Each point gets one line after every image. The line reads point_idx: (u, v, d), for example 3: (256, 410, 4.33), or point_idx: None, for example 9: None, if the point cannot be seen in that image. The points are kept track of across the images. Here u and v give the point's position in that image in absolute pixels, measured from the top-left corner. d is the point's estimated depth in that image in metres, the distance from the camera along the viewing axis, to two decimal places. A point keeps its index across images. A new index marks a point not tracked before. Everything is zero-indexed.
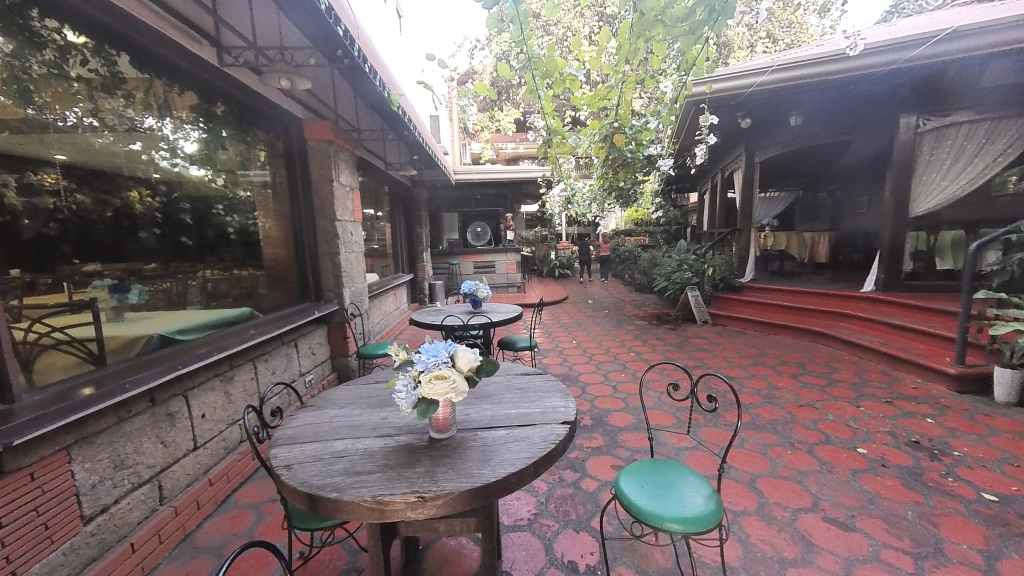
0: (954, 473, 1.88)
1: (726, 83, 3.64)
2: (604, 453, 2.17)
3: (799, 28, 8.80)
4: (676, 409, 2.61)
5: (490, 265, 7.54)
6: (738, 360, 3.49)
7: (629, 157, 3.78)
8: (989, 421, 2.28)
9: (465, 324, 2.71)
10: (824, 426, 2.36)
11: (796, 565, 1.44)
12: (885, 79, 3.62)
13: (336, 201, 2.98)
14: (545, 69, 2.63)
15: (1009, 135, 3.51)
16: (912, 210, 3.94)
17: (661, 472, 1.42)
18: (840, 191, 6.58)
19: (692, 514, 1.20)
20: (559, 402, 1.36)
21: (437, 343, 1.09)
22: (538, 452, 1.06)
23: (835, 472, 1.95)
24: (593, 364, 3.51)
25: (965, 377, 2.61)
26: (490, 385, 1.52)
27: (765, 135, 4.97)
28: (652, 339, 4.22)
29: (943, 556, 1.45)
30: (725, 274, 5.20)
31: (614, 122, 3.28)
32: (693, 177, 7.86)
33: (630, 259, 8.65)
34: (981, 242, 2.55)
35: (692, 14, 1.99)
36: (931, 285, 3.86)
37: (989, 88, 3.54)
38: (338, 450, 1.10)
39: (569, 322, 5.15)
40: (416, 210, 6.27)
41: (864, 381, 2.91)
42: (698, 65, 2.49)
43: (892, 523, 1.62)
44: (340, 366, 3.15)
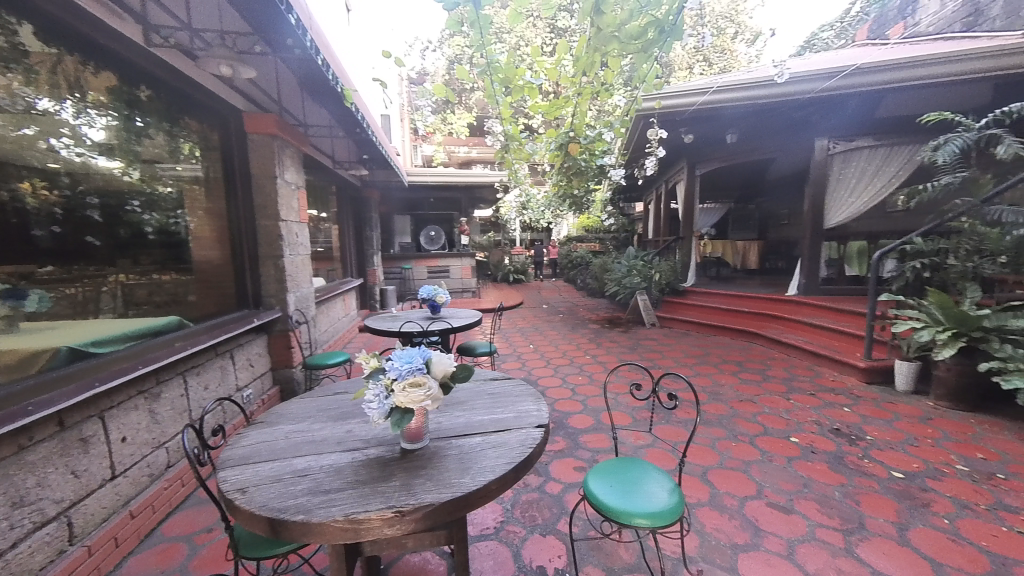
0: (869, 455, 2.13)
1: (673, 100, 3.86)
2: (567, 455, 2.20)
3: (731, 55, 9.62)
4: (633, 409, 2.71)
5: (445, 270, 7.41)
6: (686, 360, 3.72)
7: (583, 165, 3.91)
8: (894, 408, 2.62)
9: (424, 331, 2.62)
10: (763, 419, 2.58)
11: (746, 550, 1.55)
12: (803, 104, 4.08)
13: (280, 200, 2.76)
14: (503, 75, 2.65)
15: (900, 159, 4.07)
16: (827, 222, 4.42)
17: (627, 470, 1.47)
18: (766, 204, 7.28)
19: (658, 508, 1.25)
20: (532, 406, 1.35)
21: (410, 348, 1.04)
22: (517, 457, 1.04)
23: (774, 460, 2.13)
24: (552, 368, 3.55)
25: (874, 370, 2.98)
26: (460, 392, 1.48)
27: (706, 150, 5.33)
28: (607, 341, 4.37)
29: (865, 530, 1.63)
30: (671, 279, 5.52)
31: (569, 131, 3.40)
32: (640, 187, 8.30)
33: (582, 264, 8.92)
34: (883, 251, 2.93)
35: (644, 33, 2.15)
36: (844, 289, 4.36)
37: (886, 119, 4.09)
38: (300, 469, 1.01)
39: (526, 326, 5.19)
40: (368, 211, 5.98)
41: (793, 376, 3.23)
42: (647, 81, 2.65)
43: (824, 504, 1.79)
44: (284, 379, 2.91)
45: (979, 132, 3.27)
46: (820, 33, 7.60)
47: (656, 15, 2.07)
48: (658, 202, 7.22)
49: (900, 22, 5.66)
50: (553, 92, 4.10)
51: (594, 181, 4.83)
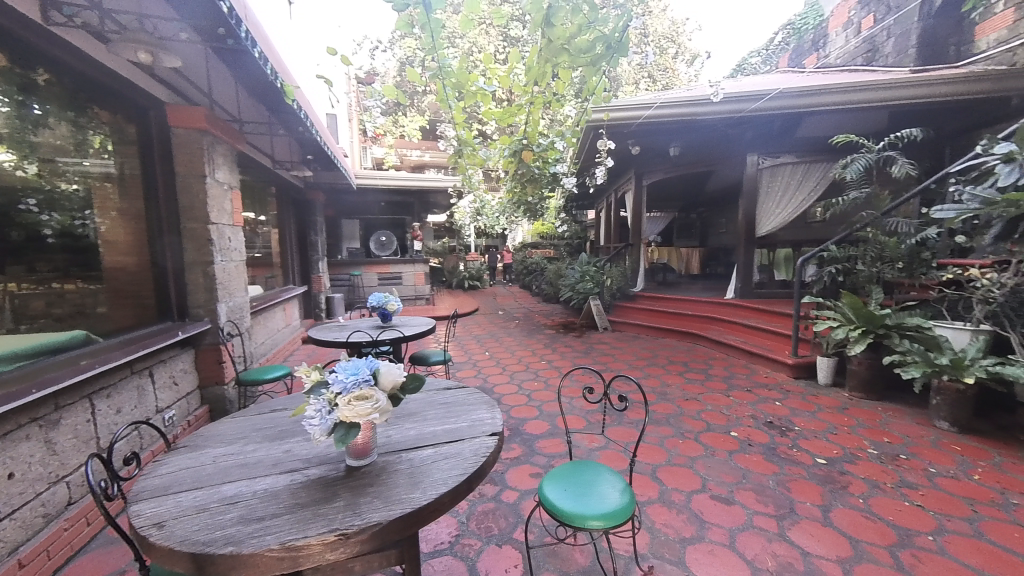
0: (797, 444, 2.33)
1: (620, 113, 4.02)
2: (524, 462, 2.18)
3: (673, 73, 10.25)
4: (587, 412, 2.76)
5: (397, 277, 7.18)
6: (637, 362, 3.86)
7: (537, 173, 3.98)
8: (817, 400, 2.88)
9: (374, 340, 2.51)
10: (707, 416, 2.73)
11: (692, 542, 1.62)
12: (735, 123, 4.43)
13: (210, 201, 2.54)
14: (456, 80, 2.64)
15: (818, 175, 4.54)
16: (759, 230, 4.78)
17: (581, 473, 1.48)
18: (706, 214, 7.81)
19: (611, 509, 1.28)
20: (486, 414, 1.32)
21: (356, 359, 0.98)
22: (470, 467, 1.01)
23: (716, 454, 2.25)
24: (508, 374, 3.54)
25: (800, 366, 3.27)
26: (411, 403, 1.42)
27: (651, 162, 5.62)
28: (561, 346, 4.44)
29: (795, 514, 1.77)
30: (621, 284, 5.73)
31: (523, 139, 3.47)
32: (592, 196, 8.58)
33: (536, 270, 9.03)
34: (805, 258, 3.23)
35: (593, 47, 2.25)
36: (774, 292, 4.76)
37: (805, 139, 4.55)
38: (229, 496, 0.91)
39: (482, 333, 5.15)
40: (312, 215, 5.66)
41: (732, 374, 3.46)
42: (597, 93, 2.74)
43: (761, 492, 1.92)
44: (213, 397, 2.66)
45: (878, 154, 3.74)
46: (749, 58, 8.31)
47: (603, 32, 2.19)
48: (608, 210, 7.49)
49: (813, 53, 6.35)
50: (506, 99, 4.14)
51: (547, 189, 4.90)
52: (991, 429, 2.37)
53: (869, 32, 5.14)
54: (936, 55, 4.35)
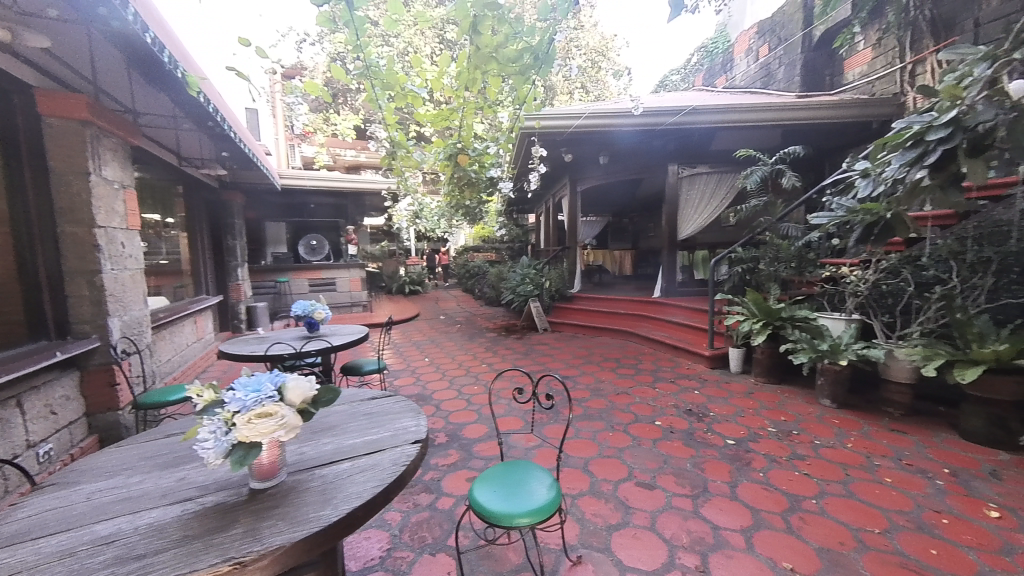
0: (711, 428, 2.57)
1: (551, 122, 4.16)
2: (460, 468, 2.17)
3: (604, 85, 10.83)
4: (524, 412, 2.81)
5: (330, 283, 6.79)
6: (573, 361, 4.01)
7: (474, 177, 4.01)
8: (729, 387, 3.19)
9: (298, 352, 2.35)
10: (635, 408, 2.91)
11: (618, 528, 1.72)
12: (656, 134, 4.78)
13: (95, 201, 2.24)
14: (385, 80, 2.59)
15: (727, 184, 5.04)
16: (680, 234, 5.19)
17: (512, 473, 1.51)
18: (637, 218, 8.33)
19: (538, 504, 1.32)
20: (410, 422, 1.31)
21: (258, 375, 0.93)
22: (388, 478, 0.99)
23: (642, 443, 2.41)
24: (447, 380, 3.50)
25: (715, 356, 3.60)
26: (332, 416, 1.36)
27: (585, 169, 5.88)
28: (502, 349, 4.49)
29: (707, 492, 1.95)
30: (560, 286, 5.93)
31: (457, 143, 3.50)
32: (531, 200, 8.78)
33: (479, 274, 9.03)
34: (716, 259, 3.57)
35: (521, 56, 2.32)
36: (694, 290, 5.20)
37: (716, 151, 5.03)
38: (105, 536, 0.81)
39: (422, 339, 5.04)
40: (230, 217, 5.16)
41: (659, 368, 3.72)
42: (528, 101, 2.82)
43: (679, 475, 2.09)
44: (105, 425, 2.33)
45: (771, 167, 4.26)
46: (670, 75, 9.03)
47: (530, 43, 2.28)
48: (547, 215, 7.71)
49: (722, 76, 7.06)
50: (440, 102, 4.11)
51: (486, 193, 4.93)
52: (862, 403, 2.79)
53: (765, 59, 5.84)
54: (815, 83, 5.14)
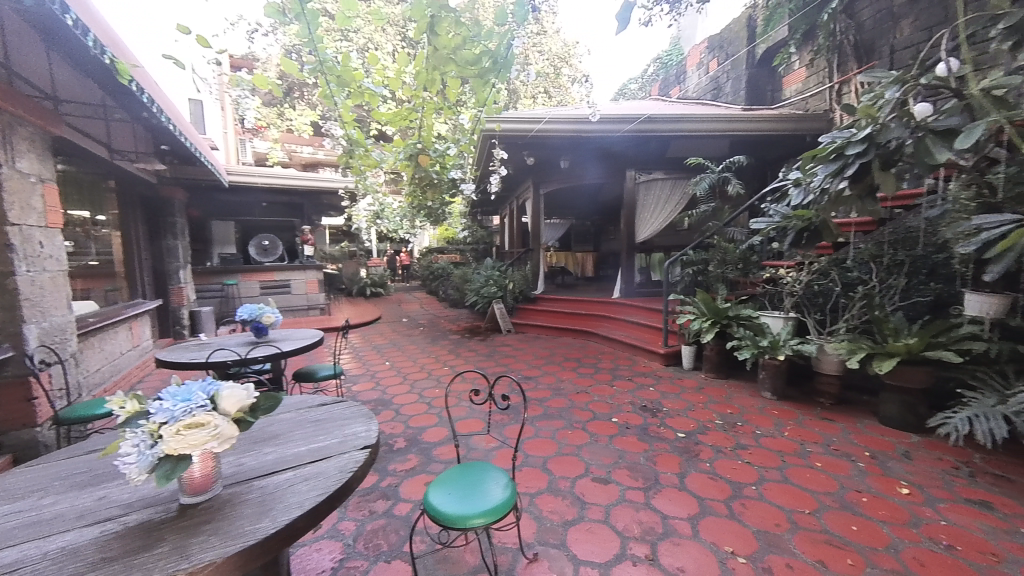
0: (664, 423, 2.69)
1: (512, 125, 4.20)
2: (419, 472, 2.14)
3: (566, 90, 11.06)
4: (486, 414, 2.82)
5: (285, 285, 6.49)
6: (536, 362, 4.07)
7: (435, 178, 3.97)
8: (681, 383, 3.36)
9: (243, 358, 2.23)
10: (593, 406, 2.99)
11: (573, 524, 1.77)
12: (615, 141, 4.94)
13: (6, 197, 2.02)
14: (339, 76, 2.51)
15: (680, 190, 5.29)
16: (638, 237, 5.39)
17: (468, 475, 1.52)
18: (598, 221, 8.57)
19: (492, 505, 1.33)
20: (361, 428, 1.28)
21: (190, 383, 0.88)
22: (332, 486, 0.97)
23: (599, 440, 2.48)
24: (408, 383, 3.44)
25: (670, 354, 3.77)
26: (277, 425, 1.31)
27: (547, 172, 5.98)
28: (465, 351, 4.47)
29: (658, 484, 2.04)
30: (523, 287, 5.99)
31: (418, 143, 3.48)
32: (495, 202, 8.81)
33: (443, 276, 8.93)
34: (670, 261, 3.74)
35: (480, 59, 2.33)
36: (651, 291, 5.42)
37: (670, 158, 5.28)
38: (8, 564, 0.74)
39: (383, 342, 4.92)
40: (171, 215, 4.80)
41: (617, 366, 3.85)
42: (488, 104, 2.83)
43: (633, 469, 2.17)
44: (20, 444, 2.10)
45: (718, 174, 4.53)
46: (629, 84, 9.37)
47: (488, 48, 2.30)
48: (511, 217, 7.76)
49: (677, 86, 7.39)
50: (400, 101, 4.04)
51: (448, 194, 4.90)
52: (798, 395, 3.02)
53: (714, 73, 6.21)
54: (758, 98, 5.45)
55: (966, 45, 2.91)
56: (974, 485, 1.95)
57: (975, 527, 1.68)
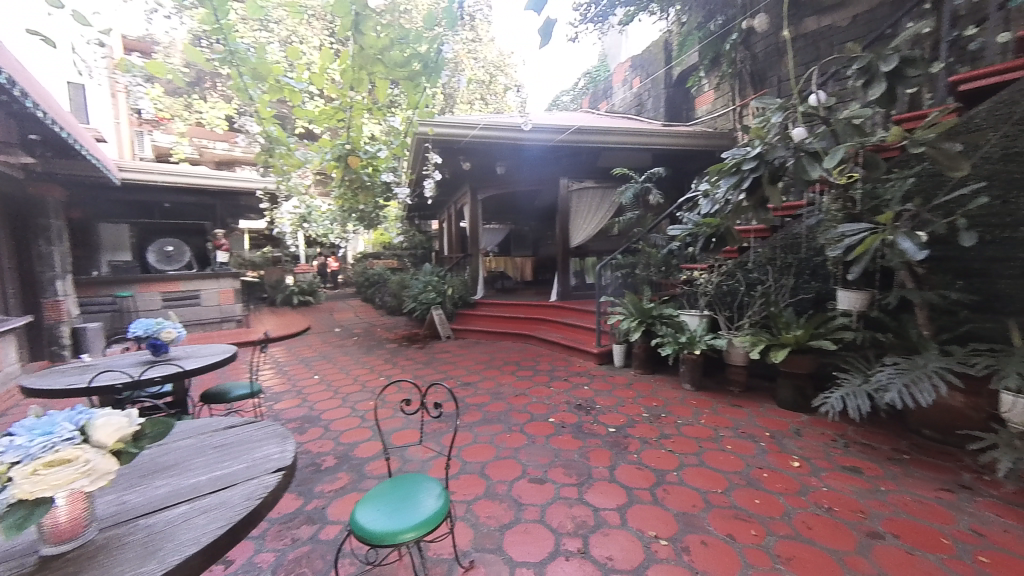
0: (597, 419, 2.82)
1: (445, 129, 4.16)
2: (349, 490, 2.03)
3: (502, 97, 11.23)
4: (423, 424, 2.75)
5: (195, 295, 5.82)
6: (475, 367, 4.06)
7: (367, 181, 3.81)
8: (613, 380, 3.55)
9: (136, 381, 1.95)
10: (531, 407, 3.05)
11: (510, 527, 1.78)
12: (548, 150, 5.12)
13: None
14: (254, 69, 2.32)
15: (610, 198, 5.61)
16: (572, 242, 5.61)
17: (400, 488, 1.46)
18: (536, 226, 8.80)
19: (424, 516, 1.29)
20: (274, 449, 1.19)
21: (53, 414, 0.77)
22: (235, 516, 0.88)
23: (536, 441, 2.53)
24: (339, 397, 3.25)
25: (602, 353, 3.97)
26: (173, 454, 1.17)
27: (484, 178, 6.02)
28: (402, 360, 4.32)
29: (591, 478, 2.13)
30: (462, 293, 5.95)
31: (346, 143, 3.31)
32: (433, 207, 8.67)
33: (379, 282, 8.58)
34: (601, 265, 3.95)
35: (410, 62, 2.29)
36: (585, 293, 5.68)
37: (600, 168, 5.58)
38: None
39: (311, 355, 4.60)
40: (44, 217, 4.11)
41: (554, 367, 3.97)
42: (421, 108, 2.77)
43: (567, 466, 2.25)
44: None
45: (641, 184, 4.88)
46: (562, 95, 9.76)
47: (418, 50, 2.26)
48: (449, 221, 7.69)
49: (605, 100, 7.82)
50: (327, 99, 3.84)
51: (382, 198, 4.73)
52: (712, 385, 3.33)
53: (637, 90, 6.70)
54: (675, 115, 6.03)
55: (833, 80, 3.44)
56: (848, 453, 2.29)
57: (848, 490, 1.97)
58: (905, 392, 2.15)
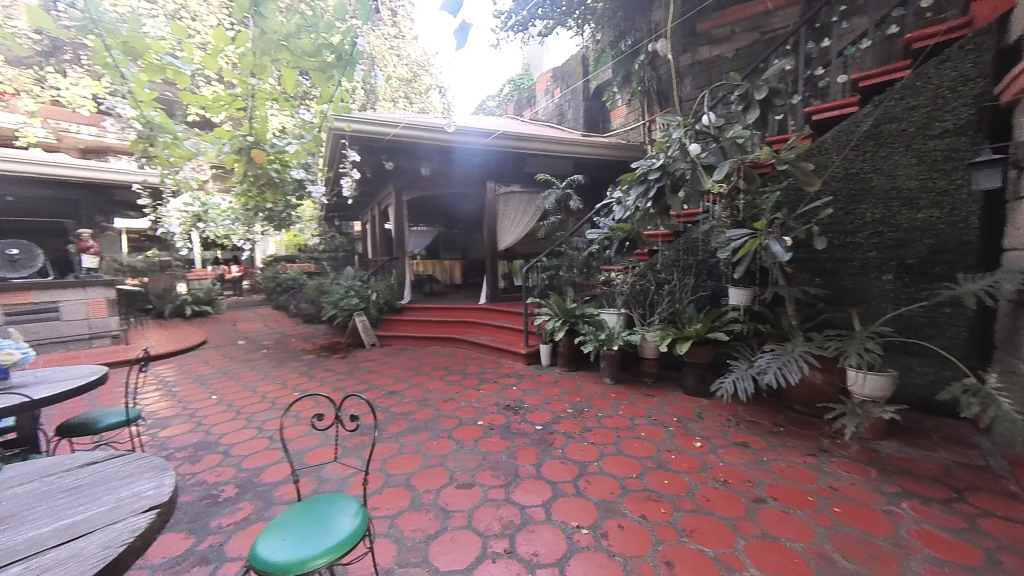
0: (524, 419, 2.88)
1: (363, 126, 3.95)
2: (253, 521, 1.82)
3: (428, 98, 11.02)
4: (343, 439, 2.57)
5: (51, 309, 4.81)
6: (402, 374, 3.91)
7: (275, 178, 3.48)
8: (541, 379, 3.65)
9: None
10: (460, 412, 3.02)
11: (436, 537, 1.74)
12: (475, 153, 5.14)
13: None
14: (125, 44, 1.99)
15: (535, 202, 5.77)
16: (499, 245, 5.67)
17: (311, 512, 1.35)
18: (465, 229, 8.76)
19: (338, 539, 1.20)
20: (147, 486, 1.02)
21: None
22: (88, 570, 0.74)
23: (465, 446, 2.51)
24: (243, 417, 2.91)
25: (530, 354, 4.07)
26: (5, 505, 0.95)
27: (408, 179, 5.84)
28: (320, 372, 4.00)
29: (518, 477, 2.17)
30: (388, 298, 5.68)
31: (249, 136, 2.97)
32: (354, 207, 8.19)
33: (293, 288, 7.86)
34: (528, 267, 4.06)
35: (321, 52, 2.14)
36: (514, 295, 5.77)
37: (525, 173, 5.73)
38: None
39: (210, 372, 4.07)
40: None
41: (484, 370, 3.97)
42: (335, 102, 2.59)
43: (495, 468, 2.26)
44: None
45: (563, 190, 5.10)
46: (488, 100, 9.87)
47: (330, 41, 2.12)
48: (373, 223, 7.33)
49: (529, 108, 8.07)
50: (225, 85, 3.44)
51: (293, 196, 4.35)
52: (629, 378, 3.59)
53: (558, 100, 7.01)
54: (593, 126, 6.43)
55: (722, 104, 3.92)
56: (739, 430, 2.61)
57: (739, 463, 2.25)
58: (779, 372, 2.51)
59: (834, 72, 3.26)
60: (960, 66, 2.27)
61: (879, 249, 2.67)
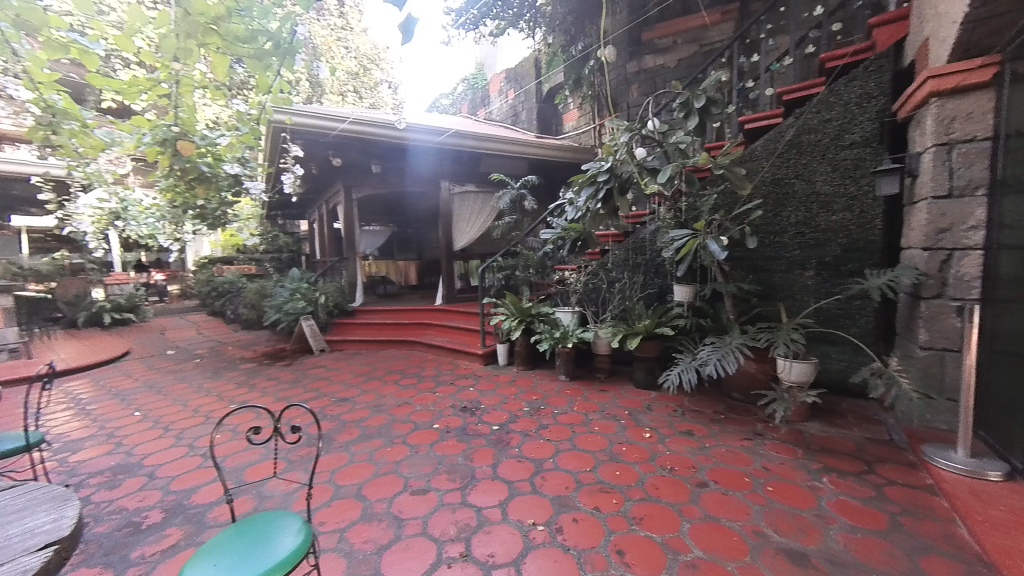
0: (481, 420, 2.86)
1: (307, 120, 3.74)
2: (183, 547, 1.66)
3: (378, 93, 10.67)
4: (288, 452, 2.42)
5: None
6: (354, 380, 3.75)
7: (206, 173, 3.20)
8: (497, 379, 3.65)
9: None
10: (415, 416, 2.95)
11: (389, 546, 1.68)
12: (428, 151, 5.04)
13: None
14: (16, 16, 1.75)
15: (490, 202, 5.75)
16: (455, 245, 5.59)
17: (246, 533, 1.25)
18: (419, 229, 8.56)
19: (277, 559, 1.12)
20: (44, 520, 0.90)
21: None
22: None
23: (420, 450, 2.45)
24: (173, 434, 2.66)
25: (487, 354, 4.05)
26: None
27: (359, 176, 5.62)
28: (262, 381, 3.74)
29: (475, 479, 2.15)
30: (338, 300, 5.42)
31: (175, 126, 2.72)
32: (299, 205, 7.74)
33: (231, 291, 7.30)
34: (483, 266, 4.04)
35: (256, 39, 1.99)
36: (470, 295, 5.72)
37: (479, 172, 5.71)
38: None
39: (132, 386, 3.68)
40: None
41: (440, 372, 3.90)
42: (273, 92, 2.43)
43: (451, 472, 2.23)
44: None
45: (518, 191, 5.13)
46: (441, 98, 9.73)
47: (266, 28, 1.98)
48: (321, 222, 6.97)
49: (482, 108, 8.05)
50: (145, 70, 3.12)
51: (228, 193, 4.04)
52: (584, 374, 3.68)
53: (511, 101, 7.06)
54: (546, 128, 6.54)
55: (665, 111, 4.13)
56: (684, 420, 2.76)
57: (684, 450, 2.38)
58: (719, 363, 2.68)
59: (762, 86, 3.54)
60: (865, 85, 2.56)
61: (802, 249, 2.94)
